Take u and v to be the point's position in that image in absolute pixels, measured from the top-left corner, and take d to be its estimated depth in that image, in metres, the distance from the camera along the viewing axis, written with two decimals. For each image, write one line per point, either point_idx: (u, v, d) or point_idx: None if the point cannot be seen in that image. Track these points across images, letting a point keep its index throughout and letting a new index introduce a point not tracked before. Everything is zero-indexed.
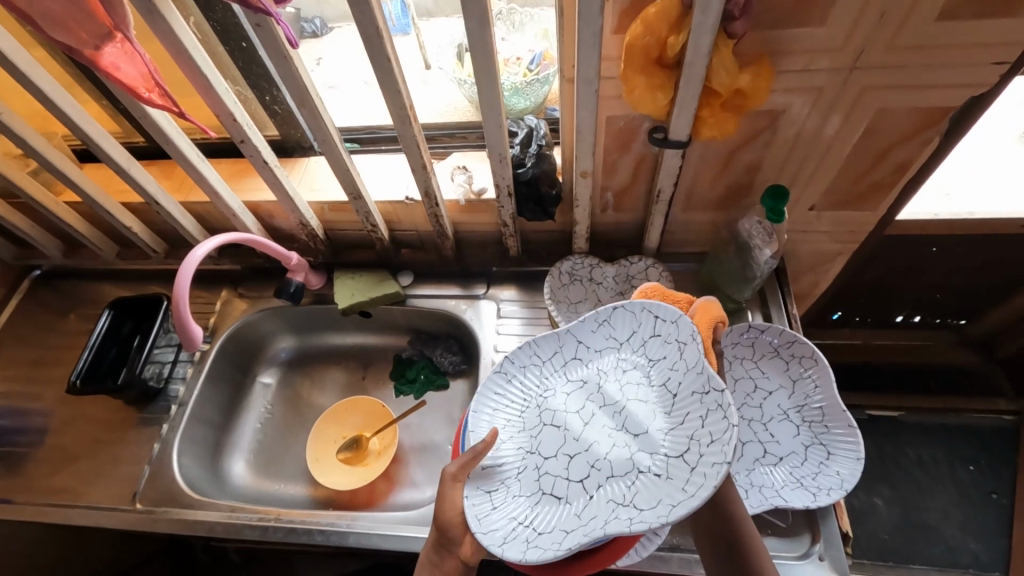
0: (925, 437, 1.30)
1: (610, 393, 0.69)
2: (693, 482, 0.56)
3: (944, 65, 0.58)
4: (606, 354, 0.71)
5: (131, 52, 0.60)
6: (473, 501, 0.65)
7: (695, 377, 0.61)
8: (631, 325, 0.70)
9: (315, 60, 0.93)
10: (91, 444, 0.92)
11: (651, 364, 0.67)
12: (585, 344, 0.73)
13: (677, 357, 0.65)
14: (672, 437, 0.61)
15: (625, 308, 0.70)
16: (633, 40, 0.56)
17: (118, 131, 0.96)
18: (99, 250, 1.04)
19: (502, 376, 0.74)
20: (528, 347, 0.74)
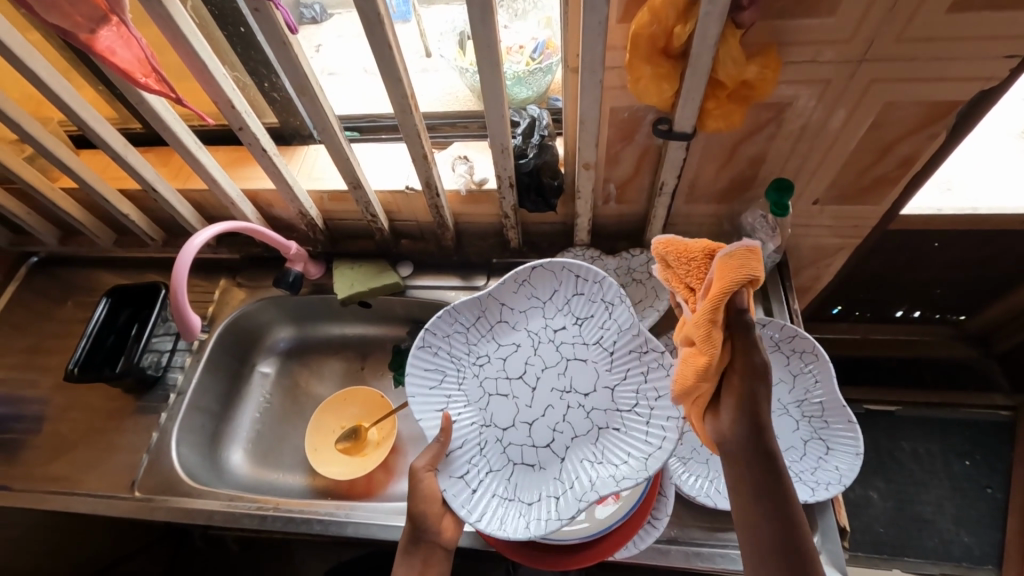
0: (923, 432, 1.30)
1: (547, 354, 0.75)
2: (653, 434, 0.66)
3: (954, 58, 0.58)
4: (531, 315, 0.76)
5: (127, 36, 0.59)
6: (455, 493, 0.67)
7: (629, 338, 0.70)
8: (553, 285, 0.74)
9: (314, 47, 0.92)
10: (89, 432, 0.92)
11: (580, 322, 0.74)
12: (509, 305, 0.76)
13: (606, 317, 0.72)
14: (619, 393, 0.71)
15: (544, 268, 0.73)
16: (639, 29, 0.55)
17: (115, 117, 0.94)
18: (96, 237, 1.03)
19: (429, 349, 0.74)
20: (449, 315, 0.75)
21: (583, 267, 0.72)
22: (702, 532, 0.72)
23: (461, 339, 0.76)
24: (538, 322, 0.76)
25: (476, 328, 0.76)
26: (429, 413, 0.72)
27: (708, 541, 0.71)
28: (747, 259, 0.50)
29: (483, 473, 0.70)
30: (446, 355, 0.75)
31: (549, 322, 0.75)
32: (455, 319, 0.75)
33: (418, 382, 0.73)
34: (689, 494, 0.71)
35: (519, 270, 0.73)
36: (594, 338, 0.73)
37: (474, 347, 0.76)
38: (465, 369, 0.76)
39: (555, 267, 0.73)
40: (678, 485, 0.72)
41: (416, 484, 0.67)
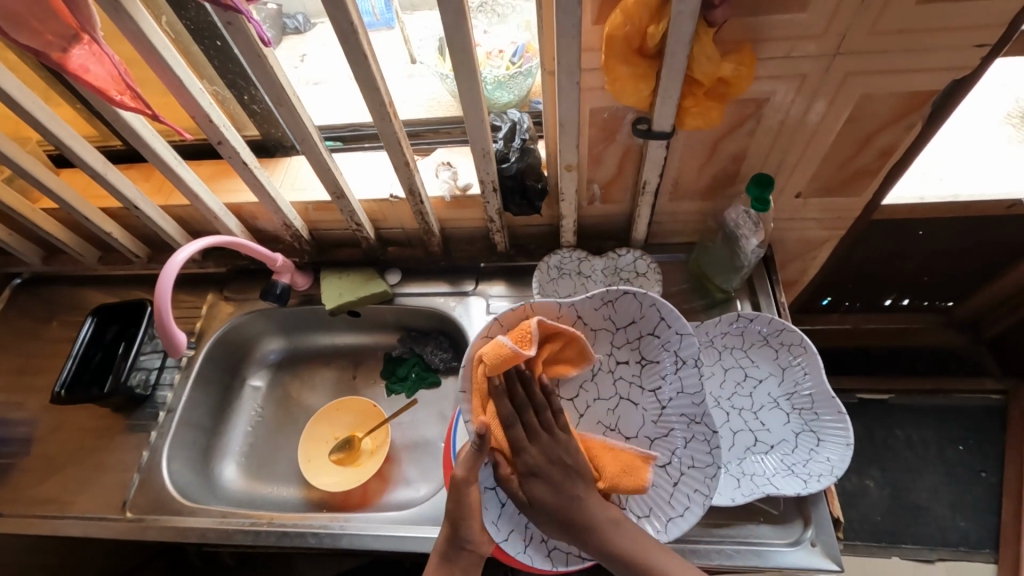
0: (915, 419, 1.32)
1: (603, 386, 0.75)
2: (677, 499, 0.69)
3: (925, 49, 0.58)
4: (598, 339, 0.75)
5: (99, 53, 0.58)
6: (487, 505, 0.70)
7: (687, 402, 0.71)
8: (632, 316, 0.73)
9: (299, 57, 0.91)
10: (77, 454, 0.91)
11: (642, 364, 0.74)
12: (583, 322, 0.74)
13: (672, 370, 0.72)
14: (656, 446, 0.72)
15: (632, 299, 0.71)
16: (613, 30, 0.55)
17: (93, 134, 0.93)
18: (80, 257, 1.02)
19: (492, 341, 0.72)
20: (524, 311, 0.72)
21: (670, 313, 0.70)
22: (698, 529, 0.71)
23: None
24: (605, 349, 0.75)
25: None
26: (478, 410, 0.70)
27: (705, 538, 0.71)
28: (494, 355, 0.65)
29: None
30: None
31: (613, 352, 0.75)
32: (528, 316, 0.73)
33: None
34: None
35: (610, 291, 0.71)
36: (652, 385, 0.73)
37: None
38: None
39: (642, 299, 0.71)
40: None
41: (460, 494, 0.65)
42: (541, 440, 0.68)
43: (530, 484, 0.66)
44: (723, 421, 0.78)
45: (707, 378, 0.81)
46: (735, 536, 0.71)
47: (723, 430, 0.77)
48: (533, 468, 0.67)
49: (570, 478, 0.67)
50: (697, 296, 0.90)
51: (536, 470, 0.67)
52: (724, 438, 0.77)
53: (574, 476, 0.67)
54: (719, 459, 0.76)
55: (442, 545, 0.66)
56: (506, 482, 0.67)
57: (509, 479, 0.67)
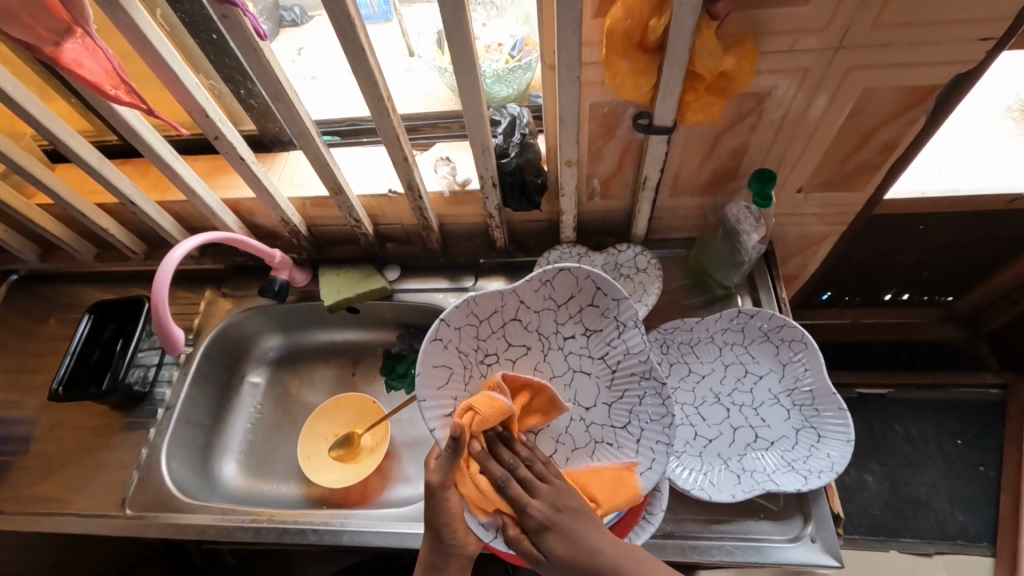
0: (913, 413, 1.32)
1: (555, 362, 0.73)
2: (643, 456, 0.68)
3: (929, 42, 0.58)
4: (543, 317, 0.72)
5: (93, 47, 0.58)
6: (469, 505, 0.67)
7: (635, 362, 0.69)
8: (570, 289, 0.70)
9: (296, 50, 0.90)
10: (76, 452, 0.91)
11: (587, 334, 0.71)
12: (526, 305, 0.71)
13: (616, 334, 0.70)
14: (615, 410, 0.71)
15: (568, 273, 0.68)
16: (614, 24, 0.55)
17: (89, 129, 0.92)
18: (76, 253, 1.01)
19: (440, 343, 0.69)
20: (466, 306, 0.69)
21: (606, 281, 0.67)
22: (698, 525, 0.72)
23: (471, 334, 0.71)
24: (551, 326, 0.72)
25: (487, 322, 0.72)
26: (439, 416, 0.68)
27: (705, 534, 0.71)
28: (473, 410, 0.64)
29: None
30: (455, 350, 0.70)
31: (559, 328, 0.72)
32: (471, 310, 0.70)
33: (429, 381, 0.68)
34: (683, 488, 0.71)
35: (545, 270, 0.68)
36: (601, 352, 0.71)
37: (484, 345, 0.72)
38: (472, 368, 0.71)
39: (580, 273, 0.68)
40: (672, 480, 0.72)
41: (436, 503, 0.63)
42: (540, 490, 0.63)
43: (543, 540, 0.60)
44: (723, 417, 0.77)
45: (707, 374, 0.80)
46: (735, 532, 0.71)
47: (724, 426, 0.77)
48: (543, 522, 0.61)
49: (582, 524, 0.61)
50: (697, 291, 0.90)
51: (547, 521, 0.61)
52: (724, 434, 0.76)
53: (586, 521, 0.61)
54: (720, 455, 0.75)
55: (428, 555, 0.65)
56: (517, 543, 0.61)
57: (519, 540, 0.62)
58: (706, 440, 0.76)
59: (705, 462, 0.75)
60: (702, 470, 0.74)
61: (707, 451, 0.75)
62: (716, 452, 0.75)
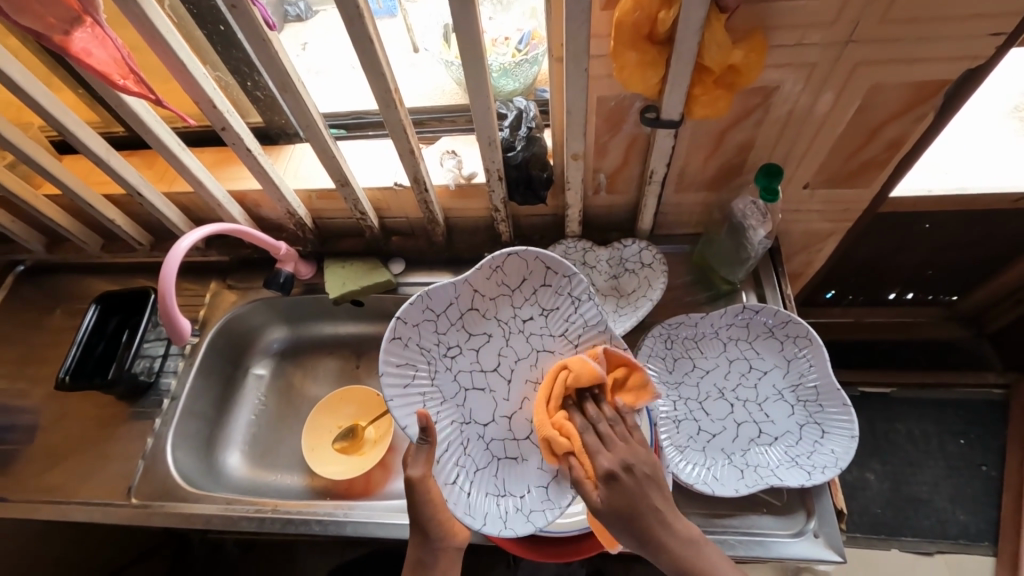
0: (916, 412, 1.32)
1: (518, 345, 0.76)
2: None
3: (939, 37, 0.57)
4: (500, 303, 0.75)
5: (102, 37, 0.58)
6: (454, 500, 0.68)
7: (594, 334, 0.73)
8: (522, 273, 0.73)
9: (300, 45, 0.90)
10: (82, 441, 0.91)
11: (546, 313, 0.75)
12: (481, 292, 0.74)
13: (572, 310, 0.74)
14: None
15: (519, 257, 0.71)
16: (622, 16, 0.55)
17: (97, 121, 0.93)
18: (83, 243, 1.01)
19: (400, 342, 0.70)
20: (422, 302, 0.71)
21: (554, 259, 0.71)
22: (702, 519, 0.72)
23: (430, 329, 0.73)
24: (508, 311, 0.75)
25: (445, 316, 0.73)
26: (407, 412, 0.70)
27: (707, 528, 0.71)
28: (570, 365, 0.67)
29: (472, 474, 0.71)
30: (416, 347, 0.72)
31: (517, 311, 0.75)
32: (426, 306, 0.72)
33: (394, 380, 0.70)
34: (686, 483, 0.72)
35: (494, 257, 0.71)
36: (560, 329, 0.74)
37: (444, 338, 0.74)
38: (436, 362, 0.73)
39: (528, 256, 0.72)
40: (674, 474, 0.72)
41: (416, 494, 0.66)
42: (617, 447, 0.63)
43: (606, 488, 0.60)
44: (727, 412, 0.77)
45: (711, 369, 0.80)
46: (738, 526, 0.71)
47: (727, 421, 0.77)
48: (611, 471, 0.60)
49: (647, 486, 0.61)
50: (702, 287, 0.90)
51: (615, 473, 0.60)
52: (728, 429, 0.76)
53: (652, 486, 0.61)
54: (723, 450, 0.75)
55: (417, 551, 0.68)
56: (581, 485, 0.61)
57: (583, 482, 0.61)
58: (709, 435, 0.76)
59: (708, 457, 0.75)
60: (705, 464, 0.74)
61: (711, 446, 0.75)
62: (720, 447, 0.75)
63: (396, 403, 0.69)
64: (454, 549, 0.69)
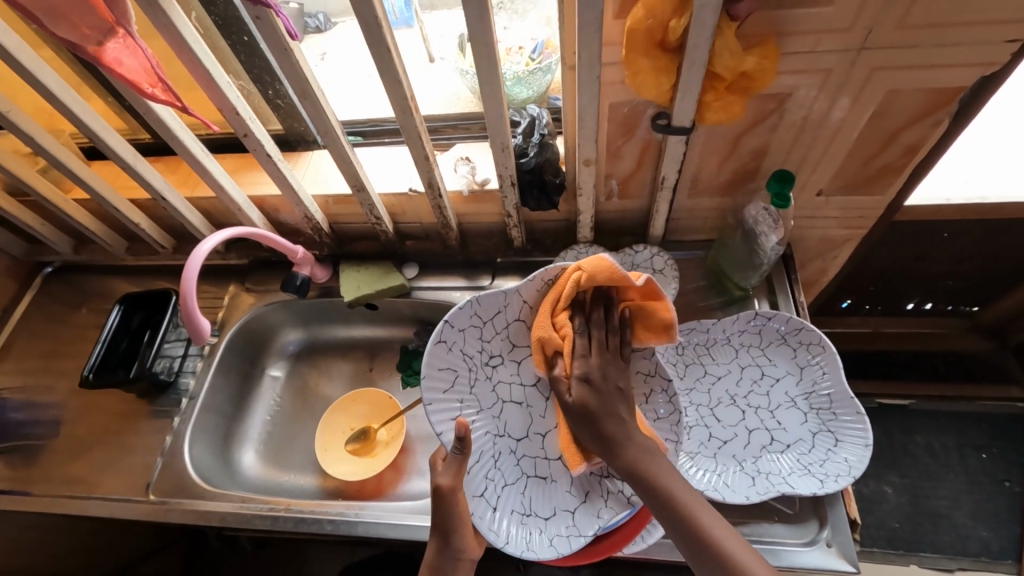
0: (936, 424, 1.30)
1: None
2: None
3: (953, 43, 0.57)
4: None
5: (133, 46, 0.60)
6: (478, 513, 0.69)
7: (641, 360, 0.73)
8: None
9: (319, 55, 0.93)
10: (103, 437, 0.94)
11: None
12: (529, 305, 0.72)
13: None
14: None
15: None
16: (635, 24, 0.56)
17: (124, 128, 0.96)
18: (108, 247, 1.05)
19: (445, 345, 0.71)
20: (471, 307, 0.71)
21: None
22: None
23: (476, 336, 0.73)
24: None
25: (492, 324, 0.73)
26: (445, 418, 0.71)
27: None
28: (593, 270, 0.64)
29: (500, 488, 0.72)
30: (460, 353, 0.72)
31: None
32: (475, 312, 0.72)
33: (435, 383, 0.71)
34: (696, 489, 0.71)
35: (546, 270, 0.69)
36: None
37: (488, 347, 0.74)
38: (477, 370, 0.74)
39: None
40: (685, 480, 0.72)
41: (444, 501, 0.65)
42: (603, 358, 0.66)
43: (575, 388, 0.65)
44: (739, 419, 0.77)
45: (723, 376, 0.80)
46: (749, 534, 0.70)
47: (738, 428, 0.77)
48: (587, 375, 0.65)
49: (614, 398, 0.65)
50: (713, 292, 0.90)
51: (590, 377, 0.65)
52: (739, 436, 0.76)
53: (619, 399, 0.65)
54: (734, 457, 0.75)
55: (433, 557, 0.66)
56: (557, 381, 0.66)
57: (559, 379, 0.66)
58: (720, 442, 0.76)
59: (719, 464, 0.74)
60: (716, 471, 0.74)
61: (722, 452, 0.75)
62: (731, 454, 0.75)
63: (437, 404, 0.70)
64: (470, 561, 0.68)
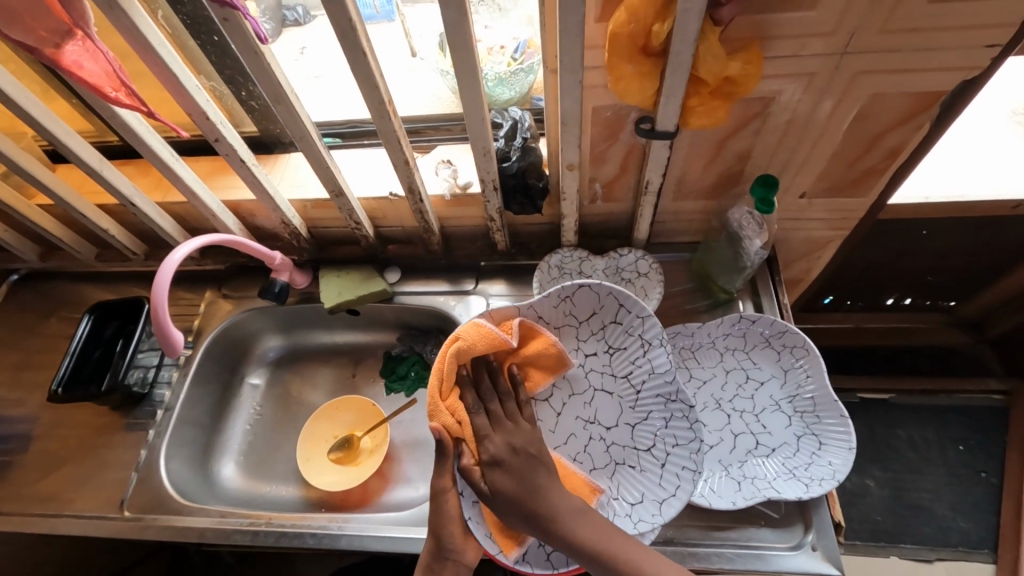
0: (917, 418, 1.32)
1: (575, 380, 0.74)
2: (668, 480, 0.69)
3: (936, 47, 0.57)
4: (564, 334, 0.74)
5: (94, 50, 0.57)
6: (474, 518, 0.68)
7: (659, 383, 0.70)
8: (592, 305, 0.72)
9: (298, 49, 0.89)
10: (75, 452, 0.91)
11: (611, 352, 0.73)
12: (544, 320, 0.73)
13: (640, 353, 0.71)
14: (639, 430, 0.72)
15: (590, 290, 0.70)
16: (618, 28, 0.54)
17: (91, 130, 0.92)
18: (76, 253, 1.01)
19: None
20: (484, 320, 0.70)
21: (627, 296, 0.69)
22: (699, 532, 0.71)
23: None
24: (571, 344, 0.74)
25: None
26: None
27: (705, 541, 0.70)
28: (478, 340, 0.66)
29: None
30: None
31: (580, 344, 0.74)
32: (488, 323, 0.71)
33: None
34: None
35: (566, 286, 0.70)
36: (624, 371, 0.72)
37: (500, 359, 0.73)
38: None
39: (600, 289, 0.70)
40: None
41: (441, 505, 0.66)
42: (505, 429, 0.66)
43: (491, 473, 0.63)
44: (724, 423, 0.77)
45: (708, 380, 0.80)
46: (735, 539, 0.70)
47: (724, 432, 0.77)
48: (496, 457, 0.64)
49: (532, 467, 0.64)
50: (700, 296, 0.89)
51: (500, 458, 0.64)
52: (724, 441, 0.76)
53: (538, 466, 0.64)
54: (720, 462, 0.75)
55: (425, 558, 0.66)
56: (468, 472, 0.64)
57: (470, 469, 0.64)
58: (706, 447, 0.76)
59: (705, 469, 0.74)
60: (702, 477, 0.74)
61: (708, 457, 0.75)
62: (716, 458, 0.75)
63: None
64: (462, 565, 0.65)
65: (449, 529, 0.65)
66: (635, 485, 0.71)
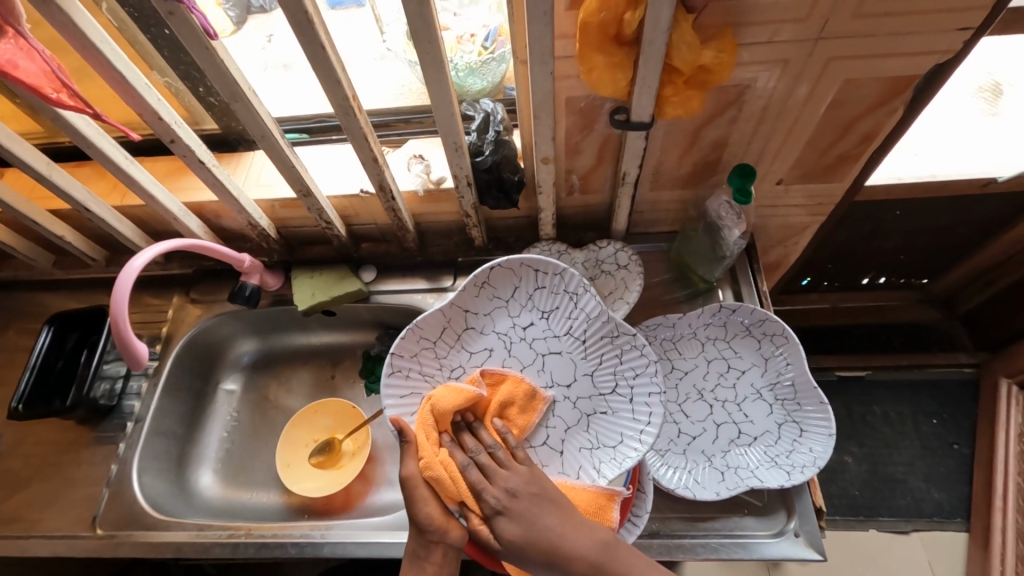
0: (892, 394, 1.35)
1: (522, 354, 0.73)
2: (639, 411, 0.68)
3: (909, 31, 0.56)
4: (496, 316, 0.73)
5: (29, 48, 0.54)
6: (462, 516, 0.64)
7: (599, 325, 0.69)
8: (512, 281, 0.71)
9: (266, 37, 0.85)
10: (42, 469, 0.87)
11: (546, 315, 0.71)
12: (472, 311, 0.73)
13: (572, 306, 0.70)
14: (598, 377, 0.70)
15: (502, 267, 0.70)
16: (588, 16, 0.52)
17: (39, 131, 0.87)
18: (32, 261, 0.96)
19: (400, 373, 0.72)
20: (413, 333, 0.72)
21: (540, 259, 0.68)
22: (684, 523, 0.72)
23: (429, 355, 0.74)
24: (505, 322, 0.73)
25: (442, 339, 0.74)
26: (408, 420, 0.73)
27: (690, 532, 0.71)
28: (443, 399, 0.66)
29: None
30: (418, 375, 0.73)
31: (516, 320, 0.73)
32: (420, 335, 0.73)
33: (395, 390, 0.72)
34: (668, 488, 0.71)
35: (478, 273, 0.70)
36: (564, 328, 0.71)
37: (446, 361, 0.74)
38: None
39: (513, 264, 0.70)
40: (656, 480, 0.72)
41: (410, 492, 0.62)
42: (500, 476, 0.63)
43: (497, 525, 0.61)
44: (706, 414, 0.77)
45: (691, 370, 0.80)
46: (720, 529, 0.71)
47: (707, 423, 0.77)
48: (497, 507, 0.61)
49: (537, 507, 0.61)
50: (680, 285, 0.89)
51: (502, 508, 0.61)
52: (708, 431, 0.76)
53: (544, 504, 0.61)
54: (703, 453, 0.75)
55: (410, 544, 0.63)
56: (477, 531, 0.62)
57: (479, 528, 0.62)
58: (690, 437, 0.76)
59: (690, 460, 0.75)
60: (687, 468, 0.74)
61: (692, 448, 0.75)
62: (700, 449, 0.75)
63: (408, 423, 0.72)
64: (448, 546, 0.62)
65: (430, 517, 0.62)
66: (610, 429, 0.69)
